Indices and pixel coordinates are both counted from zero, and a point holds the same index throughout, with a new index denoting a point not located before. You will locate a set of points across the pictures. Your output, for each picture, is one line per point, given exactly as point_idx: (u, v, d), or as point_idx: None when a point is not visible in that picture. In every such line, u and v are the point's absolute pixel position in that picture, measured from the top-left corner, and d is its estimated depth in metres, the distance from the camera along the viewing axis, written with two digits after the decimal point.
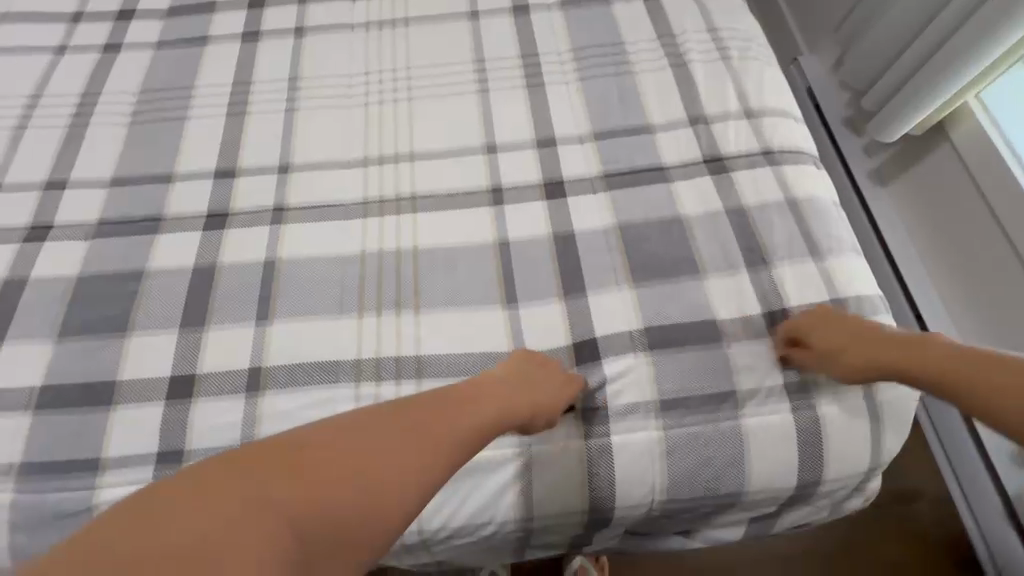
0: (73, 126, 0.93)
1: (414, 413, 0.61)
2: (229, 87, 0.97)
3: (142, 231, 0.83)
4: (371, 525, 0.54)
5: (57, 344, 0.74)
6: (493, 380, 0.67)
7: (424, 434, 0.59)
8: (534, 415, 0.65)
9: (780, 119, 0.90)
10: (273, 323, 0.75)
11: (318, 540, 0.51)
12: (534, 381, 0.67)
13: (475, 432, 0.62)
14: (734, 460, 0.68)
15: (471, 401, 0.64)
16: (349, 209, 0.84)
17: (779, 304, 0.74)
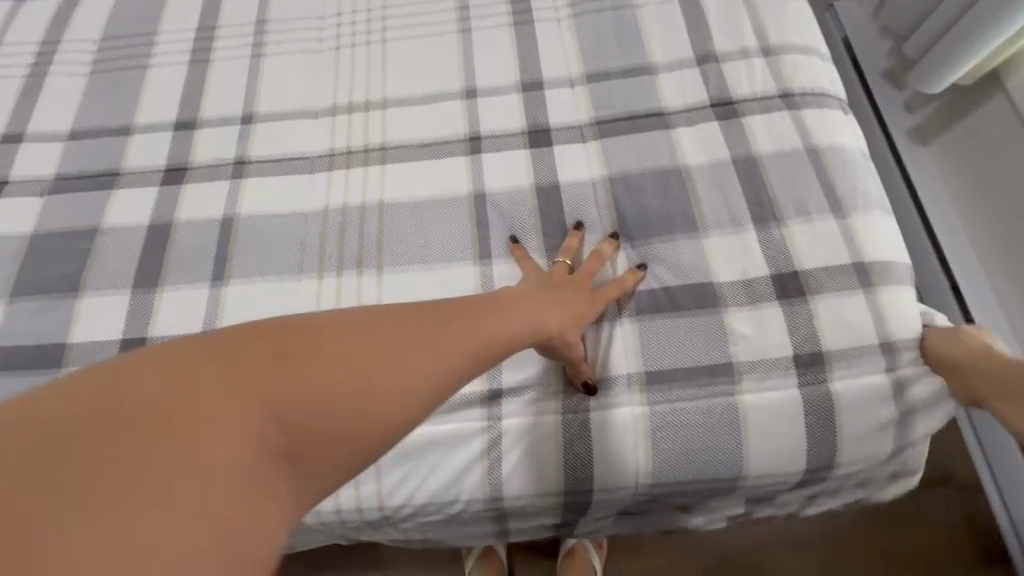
0: (31, 76, 0.88)
1: (432, 310, 0.50)
2: (193, 33, 0.90)
3: (98, 186, 0.78)
4: (363, 434, 0.43)
5: (9, 305, 0.71)
6: (530, 288, 0.59)
7: (441, 336, 0.48)
8: (567, 331, 0.58)
9: (803, 55, 0.78)
10: (229, 283, 0.70)
11: (295, 445, 0.41)
12: (568, 297, 0.60)
13: (505, 338, 0.52)
14: (729, 443, 0.60)
15: (491, 308, 0.53)
16: (314, 162, 0.77)
17: (790, 268, 0.65)
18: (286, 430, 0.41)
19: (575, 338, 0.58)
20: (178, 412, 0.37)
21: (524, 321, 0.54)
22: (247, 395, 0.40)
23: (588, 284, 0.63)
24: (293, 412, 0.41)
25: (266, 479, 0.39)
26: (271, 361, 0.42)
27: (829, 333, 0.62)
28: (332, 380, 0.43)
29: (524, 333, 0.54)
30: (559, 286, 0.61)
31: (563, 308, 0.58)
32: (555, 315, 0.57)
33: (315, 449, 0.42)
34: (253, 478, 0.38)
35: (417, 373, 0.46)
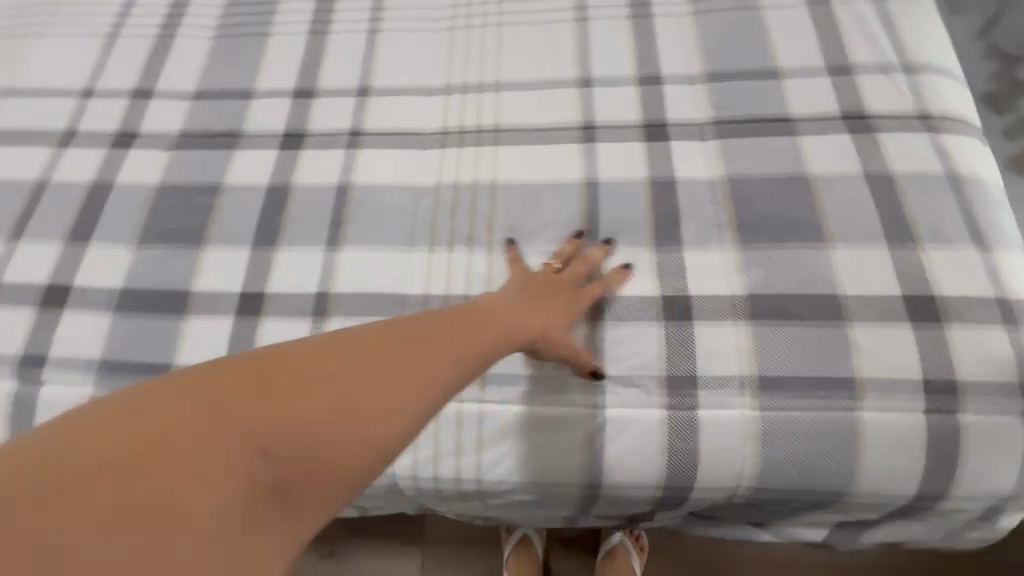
0: (161, 36, 0.92)
1: (408, 333, 0.51)
2: (313, 4, 0.93)
3: (220, 145, 0.81)
4: (354, 459, 0.45)
5: (137, 249, 0.74)
6: (508, 294, 0.60)
7: (420, 361, 0.49)
8: (548, 331, 0.60)
9: (942, 78, 0.76)
10: (343, 249, 0.72)
11: (280, 475, 0.42)
12: (552, 303, 0.61)
13: (478, 354, 0.53)
14: (838, 450, 0.59)
15: (459, 327, 0.54)
16: (427, 139, 0.78)
17: (926, 291, 0.63)
18: (272, 464, 0.41)
19: (559, 336, 0.60)
20: (149, 459, 0.37)
21: (497, 338, 0.55)
22: (226, 429, 0.41)
23: (571, 284, 0.64)
24: (280, 444, 0.42)
25: (262, 515, 0.40)
26: (252, 392, 0.43)
27: (965, 363, 0.60)
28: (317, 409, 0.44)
29: (494, 347, 0.55)
30: (541, 289, 0.62)
31: (540, 312, 0.60)
32: (531, 321, 0.59)
33: (308, 478, 0.43)
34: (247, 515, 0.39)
35: (399, 400, 0.47)
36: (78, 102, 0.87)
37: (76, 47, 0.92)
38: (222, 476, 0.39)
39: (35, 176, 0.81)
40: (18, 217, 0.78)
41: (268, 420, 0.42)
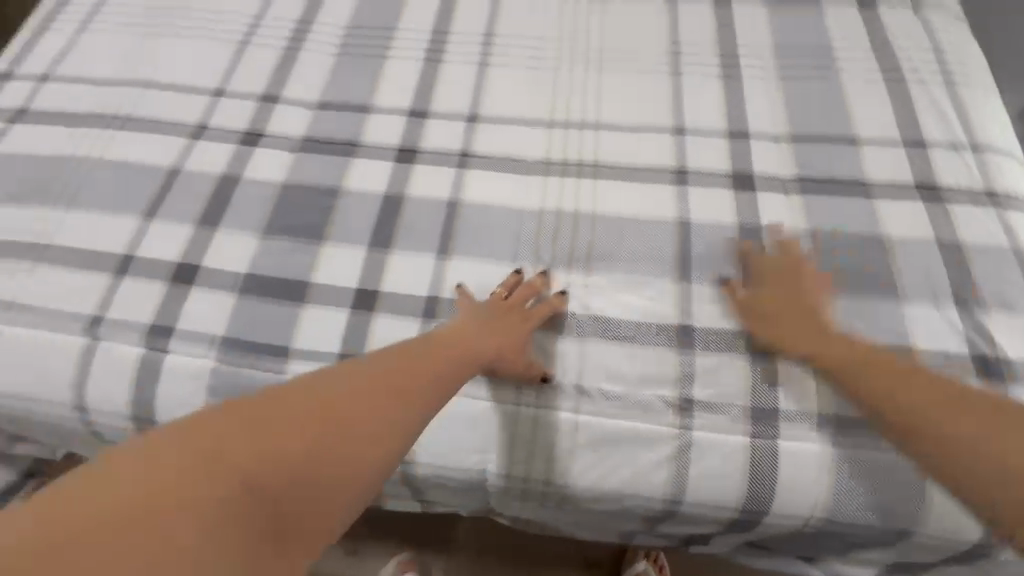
0: (289, 48, 1.01)
1: (381, 378, 0.60)
2: (428, 34, 1.02)
3: (339, 153, 0.89)
4: (342, 485, 0.55)
5: (261, 239, 0.81)
6: (466, 322, 0.69)
7: (394, 402, 0.59)
8: (502, 352, 0.68)
9: (1007, 160, 0.83)
10: (452, 259, 0.78)
11: (279, 505, 0.52)
12: (499, 327, 0.69)
13: (440, 389, 0.63)
14: (887, 489, 0.64)
15: (422, 361, 0.63)
16: (530, 167, 0.86)
17: (993, 353, 0.69)
18: (267, 495, 0.51)
19: (512, 357, 0.68)
20: (161, 507, 0.47)
21: (457, 370, 0.65)
22: (222, 470, 0.50)
23: (518, 309, 0.72)
24: (277, 481, 0.52)
25: (268, 540, 0.51)
26: (242, 438, 0.52)
27: None
28: (305, 447, 0.54)
29: (453, 380, 0.64)
30: (494, 317, 0.70)
31: (495, 335, 0.68)
32: (487, 345, 0.67)
33: (303, 506, 0.53)
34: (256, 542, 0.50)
35: (376, 437, 0.57)
36: (210, 100, 0.96)
37: (209, 52, 1.02)
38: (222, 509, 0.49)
39: (167, 164, 0.89)
40: (153, 198, 0.85)
41: (262, 462, 0.52)
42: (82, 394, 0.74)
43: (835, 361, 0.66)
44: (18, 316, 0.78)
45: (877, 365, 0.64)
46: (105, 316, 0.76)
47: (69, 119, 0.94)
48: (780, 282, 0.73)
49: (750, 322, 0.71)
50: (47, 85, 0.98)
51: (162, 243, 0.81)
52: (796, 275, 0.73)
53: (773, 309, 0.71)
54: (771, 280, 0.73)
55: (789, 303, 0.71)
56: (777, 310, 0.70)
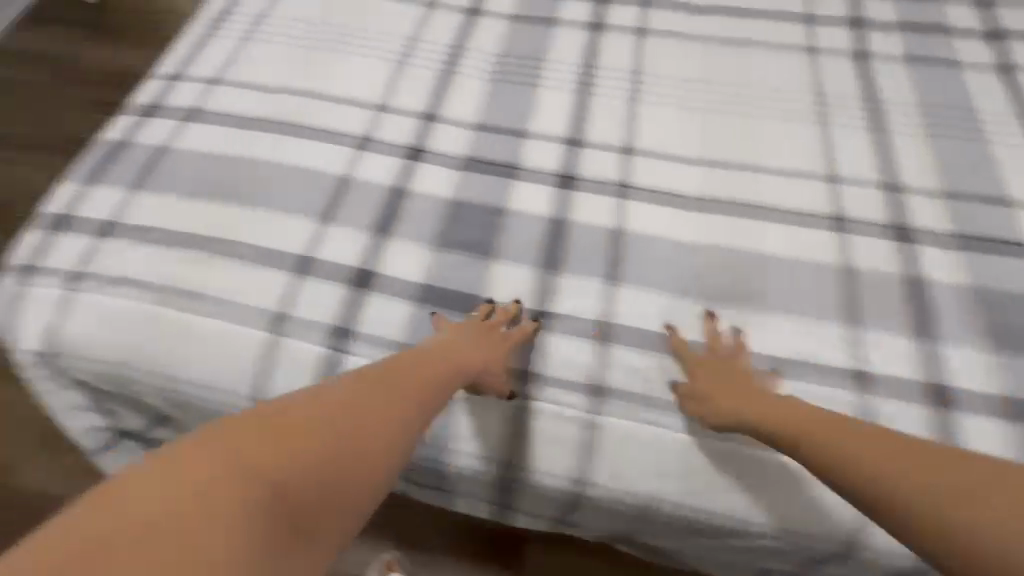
0: (444, 70, 1.06)
1: (372, 390, 0.64)
2: (578, 66, 1.06)
3: (500, 174, 0.93)
4: (355, 481, 0.57)
5: (433, 252, 0.85)
6: (441, 338, 0.75)
7: (384, 411, 0.63)
8: (485, 368, 0.73)
9: None
10: (620, 286, 0.81)
11: (299, 500, 0.52)
12: (482, 350, 0.74)
13: (419, 399, 0.67)
14: None
15: (402, 371, 0.68)
16: (688, 203, 0.89)
17: None
18: (297, 497, 0.52)
19: (494, 372, 0.74)
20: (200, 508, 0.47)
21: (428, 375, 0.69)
22: (265, 477, 0.51)
23: (500, 334, 0.76)
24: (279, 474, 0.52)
25: (290, 546, 0.50)
26: (271, 441, 0.54)
27: None
28: (309, 446, 0.55)
29: (433, 396, 0.69)
30: (476, 340, 0.75)
31: (476, 349, 0.73)
32: (471, 357, 0.72)
33: (323, 507, 0.54)
34: (281, 544, 0.49)
35: (381, 447, 0.60)
36: (372, 113, 0.99)
37: (367, 67, 1.06)
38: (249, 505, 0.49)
39: (338, 172, 0.92)
40: (326, 204, 0.88)
41: (268, 459, 0.52)
42: (265, 386, 0.78)
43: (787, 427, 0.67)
44: (202, 306, 0.81)
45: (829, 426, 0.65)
46: (288, 314, 0.80)
47: (240, 122, 0.99)
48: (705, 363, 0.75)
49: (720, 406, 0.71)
50: (218, 88, 1.04)
51: (338, 248, 0.84)
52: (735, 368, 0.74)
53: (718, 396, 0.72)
54: (711, 374, 0.73)
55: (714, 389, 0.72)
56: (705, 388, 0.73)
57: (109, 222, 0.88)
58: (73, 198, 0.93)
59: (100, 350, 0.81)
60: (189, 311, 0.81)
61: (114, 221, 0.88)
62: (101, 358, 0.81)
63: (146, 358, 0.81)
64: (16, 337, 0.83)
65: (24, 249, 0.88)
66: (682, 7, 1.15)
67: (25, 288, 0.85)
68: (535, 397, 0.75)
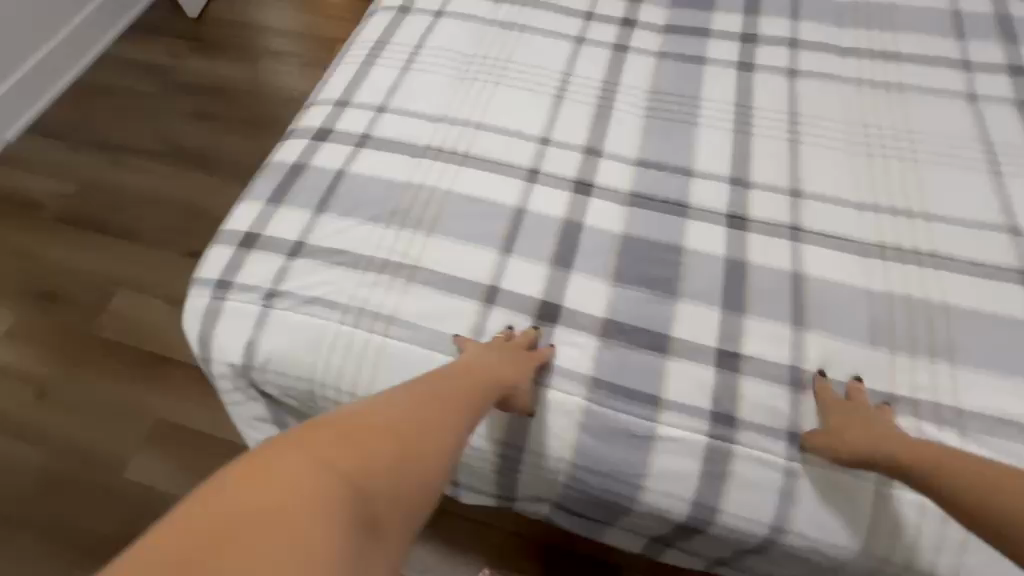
0: (601, 105, 1.09)
1: (423, 405, 0.66)
2: (733, 106, 1.08)
3: (670, 212, 0.95)
4: (414, 485, 0.60)
5: (614, 288, 0.87)
6: (476, 354, 0.77)
7: (433, 425, 0.65)
8: (512, 382, 0.75)
9: None
10: (808, 332, 0.82)
11: (372, 501, 0.55)
12: (516, 364, 0.77)
13: (463, 414, 0.69)
14: None
15: (454, 385, 0.72)
16: (867, 249, 0.89)
17: None
18: (371, 498, 0.54)
19: (525, 387, 0.77)
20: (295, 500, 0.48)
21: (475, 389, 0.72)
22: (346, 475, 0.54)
23: (524, 349, 0.79)
24: (354, 478, 0.54)
25: (366, 543, 0.51)
26: (344, 441, 0.57)
27: None
28: (373, 454, 0.58)
29: (474, 411, 0.71)
30: (507, 352, 0.78)
31: (509, 365, 0.75)
32: (503, 373, 0.74)
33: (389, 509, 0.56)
34: (362, 541, 0.50)
35: (432, 455, 0.63)
36: (538, 147, 1.03)
37: (526, 100, 1.10)
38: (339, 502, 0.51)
39: (513, 204, 0.95)
40: (507, 235, 0.91)
41: (341, 464, 0.54)
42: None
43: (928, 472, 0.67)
44: (397, 330, 0.85)
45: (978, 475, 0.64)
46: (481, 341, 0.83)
47: (411, 151, 1.03)
48: (838, 410, 0.74)
49: (858, 450, 0.70)
50: (385, 116, 1.09)
51: (523, 279, 0.87)
52: (864, 414, 0.73)
53: (852, 438, 0.71)
54: (843, 419, 0.73)
55: (850, 432, 0.71)
56: (840, 430, 0.72)
57: (298, 242, 0.93)
58: (257, 217, 0.97)
59: (297, 367, 0.86)
60: (384, 334, 0.84)
61: (304, 242, 0.93)
62: (299, 375, 0.86)
63: (342, 377, 0.85)
64: (217, 350, 0.88)
65: (218, 266, 0.93)
66: (832, 49, 1.17)
67: (222, 303, 0.89)
68: (733, 441, 0.76)
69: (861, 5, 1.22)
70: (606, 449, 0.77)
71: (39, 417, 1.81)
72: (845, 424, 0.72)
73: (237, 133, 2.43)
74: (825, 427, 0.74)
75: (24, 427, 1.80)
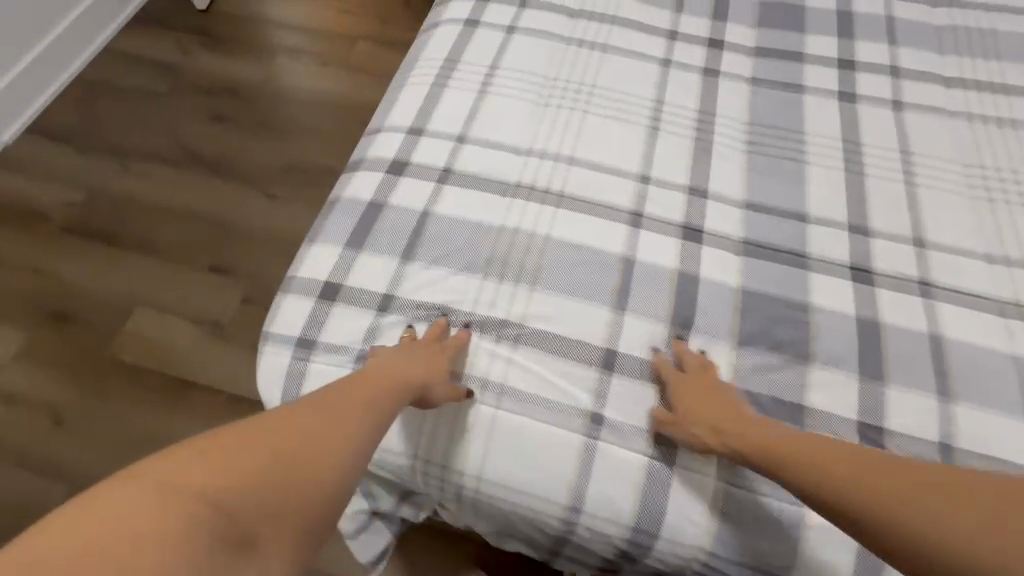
0: (698, 139, 1.02)
1: (327, 408, 0.62)
2: (839, 141, 1.02)
3: (789, 263, 0.88)
4: (308, 497, 0.54)
5: (741, 350, 0.79)
6: (388, 355, 0.74)
7: (331, 426, 0.60)
8: (429, 378, 0.73)
9: None
10: (956, 404, 0.76)
11: (250, 517, 0.49)
12: (420, 360, 0.74)
13: (371, 414, 0.65)
14: None
15: (361, 387, 0.68)
16: (1001, 307, 0.83)
17: None
18: (249, 512, 0.49)
19: (440, 383, 0.73)
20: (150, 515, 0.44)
21: (384, 391, 0.69)
22: (223, 484, 0.49)
23: (432, 345, 0.77)
24: (228, 492, 0.49)
25: (236, 562, 0.46)
26: (230, 451, 0.52)
27: None
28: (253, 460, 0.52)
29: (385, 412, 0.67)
30: (411, 352, 0.75)
31: (420, 362, 0.73)
32: (413, 372, 0.72)
33: (272, 524, 0.51)
34: (223, 561, 0.45)
35: (333, 459, 0.58)
36: (639, 186, 0.95)
37: (619, 130, 1.02)
38: (204, 519, 0.46)
39: (621, 252, 0.88)
40: (618, 289, 0.84)
41: (213, 476, 0.49)
42: (583, 487, 0.73)
43: (768, 454, 0.67)
44: (508, 400, 0.76)
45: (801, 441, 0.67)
46: (603, 414, 0.75)
47: (500, 188, 0.95)
48: (685, 388, 0.73)
49: (703, 433, 0.71)
50: (465, 147, 1.00)
51: (642, 340, 0.80)
52: (710, 391, 0.73)
53: (699, 422, 0.71)
54: (688, 400, 0.72)
55: (697, 415, 0.71)
56: (690, 416, 0.71)
57: (386, 295, 0.85)
58: (336, 264, 0.89)
59: (395, 440, 0.78)
60: (495, 404, 0.76)
61: (393, 295, 0.85)
62: (396, 450, 0.77)
63: (441, 451, 0.76)
64: None
65: (298, 321, 0.85)
66: (937, 78, 1.09)
67: (307, 365, 0.82)
68: None
69: (961, 30, 1.16)
70: (745, 537, 0.71)
71: (53, 449, 1.69)
72: (691, 407, 0.72)
73: (254, 137, 2.29)
74: (673, 412, 0.73)
75: (36, 459, 1.68)
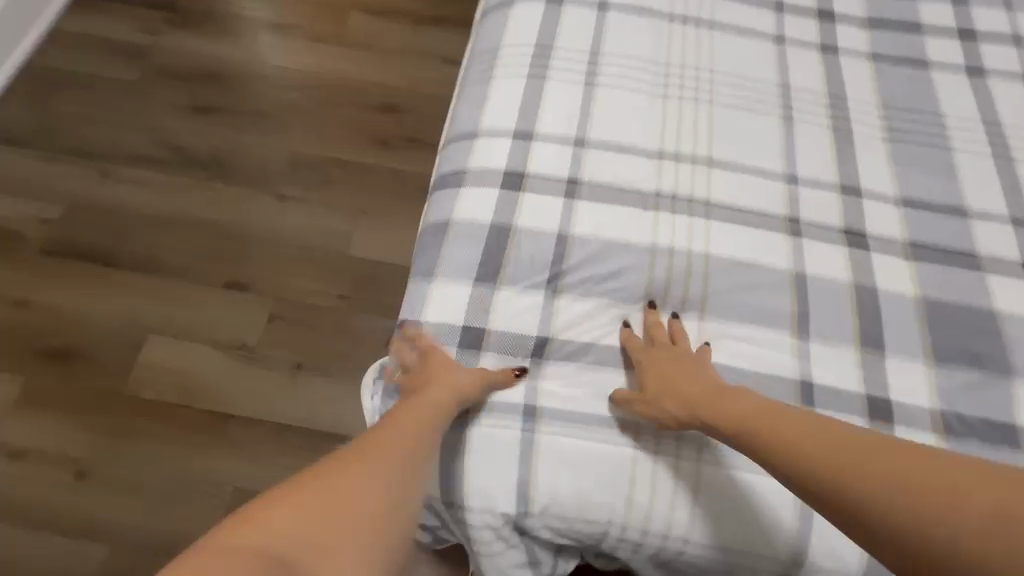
0: (836, 129, 0.92)
1: (376, 444, 0.65)
2: (979, 123, 0.94)
3: (962, 265, 0.81)
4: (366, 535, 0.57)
5: (936, 368, 0.74)
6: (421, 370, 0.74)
7: (383, 461, 0.63)
8: (462, 386, 0.71)
9: None
10: None
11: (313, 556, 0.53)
12: (450, 368, 0.72)
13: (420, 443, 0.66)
14: None
15: (405, 413, 0.69)
16: None
17: None
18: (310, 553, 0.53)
19: (474, 387, 0.71)
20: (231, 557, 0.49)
21: (422, 410, 0.69)
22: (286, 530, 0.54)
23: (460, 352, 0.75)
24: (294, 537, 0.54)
25: None
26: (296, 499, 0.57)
27: None
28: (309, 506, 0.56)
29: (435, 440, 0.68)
30: (440, 359, 0.74)
31: (449, 371, 0.72)
32: (448, 384, 0.70)
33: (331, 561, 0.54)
34: None
35: (384, 494, 0.61)
36: (788, 187, 0.86)
37: (752, 123, 0.91)
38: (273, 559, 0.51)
39: (789, 267, 0.79)
40: (796, 310, 0.77)
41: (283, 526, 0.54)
42: (804, 544, 0.68)
43: (739, 424, 0.62)
44: (709, 452, 0.71)
45: (819, 435, 0.58)
46: None
47: (640, 200, 0.84)
48: (654, 365, 0.71)
49: (673, 410, 0.67)
50: (587, 153, 0.87)
51: (834, 367, 0.74)
52: (680, 362, 0.70)
53: (668, 400, 0.68)
54: (658, 376, 0.69)
55: (666, 391, 0.68)
56: (658, 394, 0.68)
57: (540, 338, 0.76)
58: (470, 306, 0.78)
59: (588, 509, 0.70)
60: (696, 457, 0.71)
61: (547, 337, 0.76)
62: (591, 519, 0.70)
63: (643, 515, 0.69)
64: (477, 495, 0.71)
65: None
66: None
67: (469, 429, 0.73)
68: None
69: None
70: None
71: None
72: (658, 384, 0.69)
73: (235, 113, 1.80)
74: (641, 391, 0.70)
75: None
